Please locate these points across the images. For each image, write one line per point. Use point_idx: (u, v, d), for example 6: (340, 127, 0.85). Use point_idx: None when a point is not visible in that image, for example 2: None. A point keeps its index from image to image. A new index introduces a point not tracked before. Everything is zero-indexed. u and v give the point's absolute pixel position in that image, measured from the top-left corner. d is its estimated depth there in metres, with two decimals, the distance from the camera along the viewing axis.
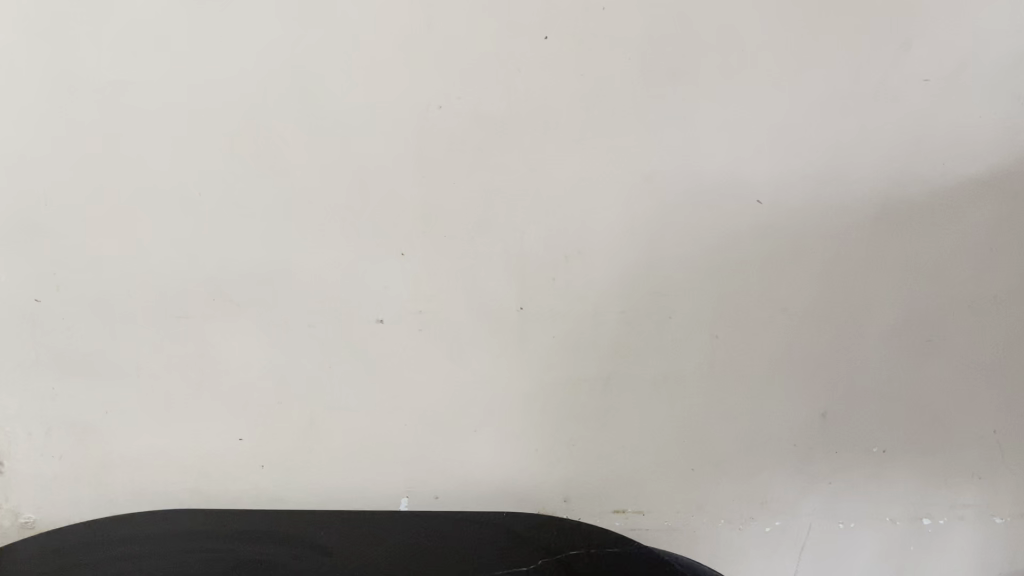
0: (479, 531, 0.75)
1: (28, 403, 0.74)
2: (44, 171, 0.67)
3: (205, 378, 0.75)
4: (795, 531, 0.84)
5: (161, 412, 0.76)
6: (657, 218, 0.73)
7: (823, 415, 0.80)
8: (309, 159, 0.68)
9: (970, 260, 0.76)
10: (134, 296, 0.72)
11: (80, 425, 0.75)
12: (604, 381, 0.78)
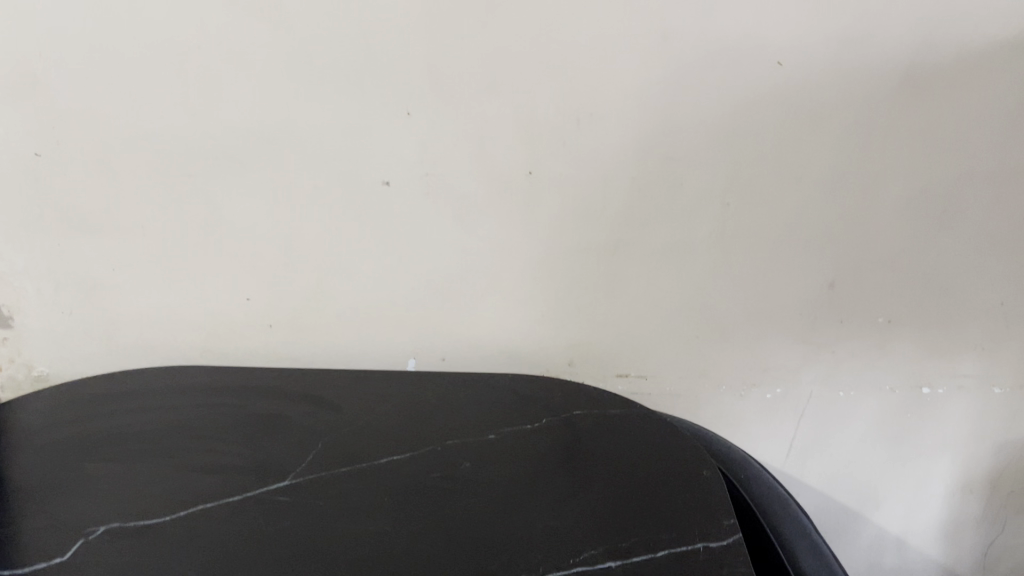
0: (484, 391, 0.76)
1: (35, 259, 0.74)
2: (34, 19, 0.64)
3: (211, 238, 0.75)
4: (794, 398, 0.85)
5: (168, 270, 0.76)
6: (673, 80, 0.70)
7: (830, 285, 0.80)
8: (310, 10, 0.65)
9: (992, 127, 0.74)
10: (135, 152, 0.70)
11: (88, 281, 0.76)
12: (612, 247, 0.77)
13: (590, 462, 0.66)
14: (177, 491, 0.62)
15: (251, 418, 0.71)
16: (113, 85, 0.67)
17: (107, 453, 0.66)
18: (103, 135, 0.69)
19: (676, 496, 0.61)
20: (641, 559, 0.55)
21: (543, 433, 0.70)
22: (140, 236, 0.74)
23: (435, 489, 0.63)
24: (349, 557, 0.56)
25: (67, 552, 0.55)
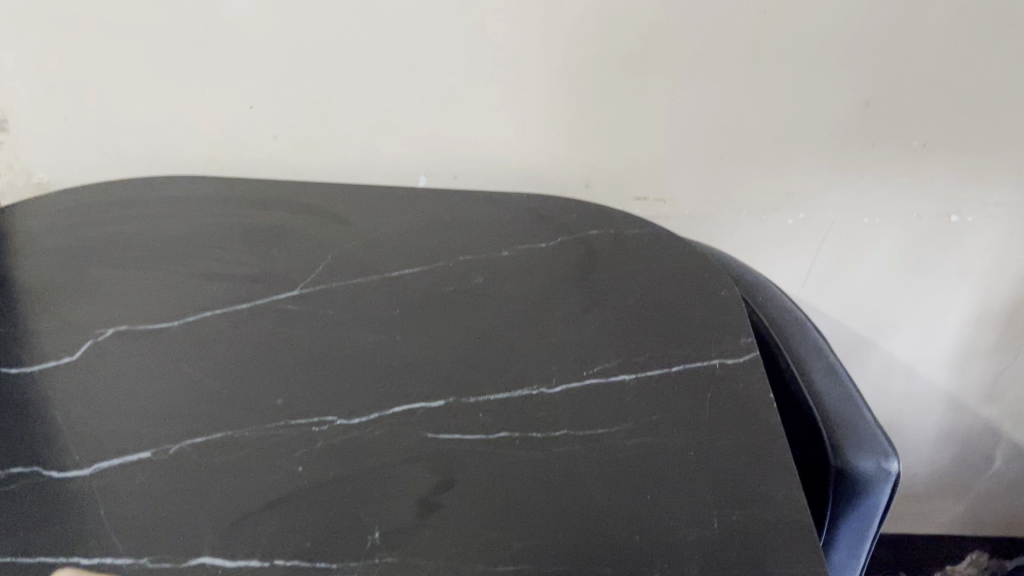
0: (498, 207, 0.74)
1: (25, 57, 0.70)
2: None
3: (209, 39, 0.70)
4: (817, 223, 0.81)
5: (165, 74, 0.72)
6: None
7: (866, 105, 0.74)
8: None
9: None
10: None
11: (82, 84, 0.72)
12: (636, 59, 0.72)
13: (607, 279, 0.64)
14: (184, 297, 0.61)
15: (257, 229, 0.69)
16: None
17: (113, 258, 0.65)
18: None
19: (693, 313, 0.60)
20: (656, 374, 0.54)
21: (557, 250, 0.68)
22: (131, 32, 0.69)
23: (447, 303, 0.62)
24: (360, 365, 0.55)
25: (78, 351, 0.55)
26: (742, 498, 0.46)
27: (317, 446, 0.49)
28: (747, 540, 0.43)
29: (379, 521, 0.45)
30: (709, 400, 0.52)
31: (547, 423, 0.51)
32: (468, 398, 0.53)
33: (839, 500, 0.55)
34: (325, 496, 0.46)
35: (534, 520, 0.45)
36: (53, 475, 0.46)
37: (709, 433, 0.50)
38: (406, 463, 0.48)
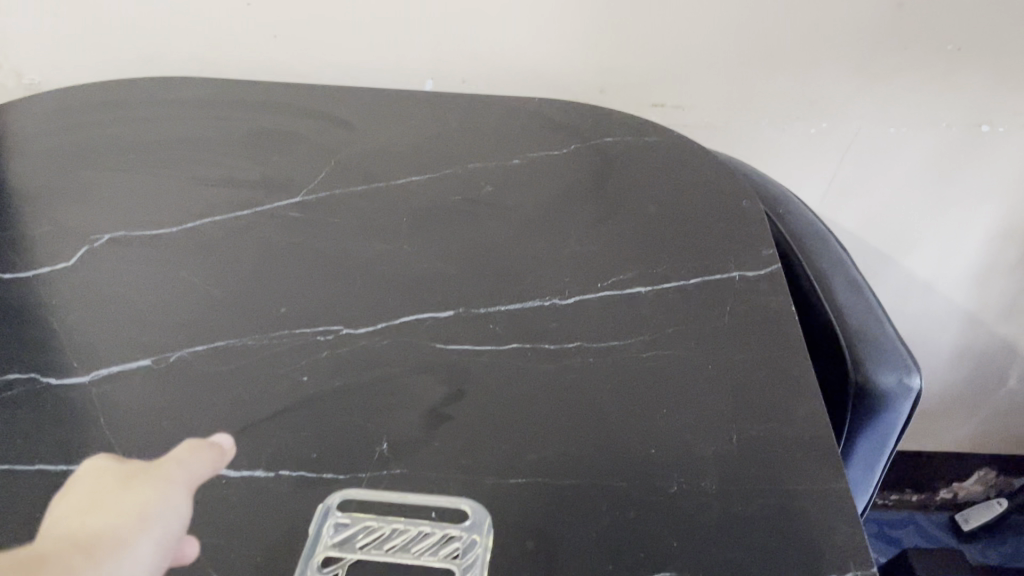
0: (507, 111, 0.70)
1: None
2: None
3: None
4: (841, 134, 0.78)
5: None
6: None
7: (898, 6, 0.69)
8: None
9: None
10: None
11: None
12: None
13: (622, 188, 0.62)
14: (183, 202, 0.59)
15: (257, 133, 0.66)
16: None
17: (108, 161, 0.62)
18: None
19: (712, 224, 0.58)
20: (673, 286, 0.52)
21: (570, 157, 0.65)
22: None
23: (455, 212, 0.59)
24: (366, 274, 0.53)
25: (73, 258, 0.53)
26: (761, 413, 0.44)
27: (322, 357, 0.47)
28: (765, 457, 0.42)
29: (386, 430, 0.44)
30: (728, 312, 0.50)
31: (559, 335, 0.49)
32: (478, 309, 0.51)
33: (857, 416, 0.53)
34: (330, 406, 0.45)
35: (546, 433, 0.44)
36: (53, 381, 0.45)
37: (728, 347, 0.48)
38: (414, 375, 0.47)
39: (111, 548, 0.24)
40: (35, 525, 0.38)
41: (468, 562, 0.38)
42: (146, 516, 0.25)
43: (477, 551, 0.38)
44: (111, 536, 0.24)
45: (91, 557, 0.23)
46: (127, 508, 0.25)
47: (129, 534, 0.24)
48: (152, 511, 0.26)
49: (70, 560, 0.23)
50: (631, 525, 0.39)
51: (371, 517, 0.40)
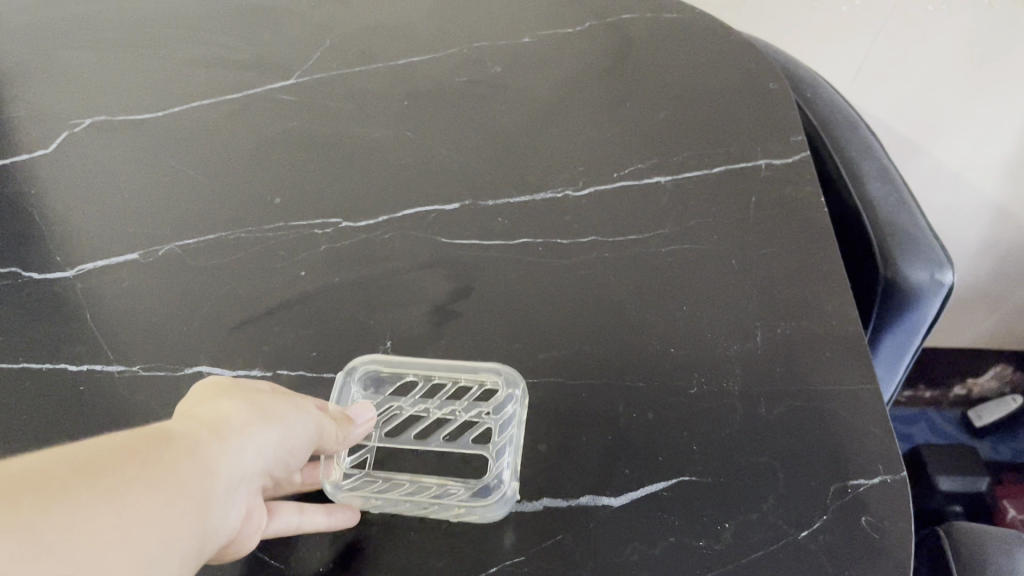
0: None
1: None
2: None
3: None
4: (874, 13, 0.72)
5: None
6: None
7: None
8: None
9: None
10: None
11: None
12: None
13: (641, 70, 0.57)
14: (170, 84, 0.55)
15: (246, 10, 0.61)
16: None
17: (89, 38, 0.58)
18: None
19: (735, 109, 0.54)
20: (695, 176, 0.49)
21: (586, 35, 0.60)
22: None
23: (461, 94, 0.55)
24: (366, 161, 0.50)
25: (53, 144, 0.50)
26: (788, 311, 0.42)
27: (320, 251, 0.45)
28: (789, 357, 0.40)
29: (389, 329, 0.41)
30: (753, 203, 0.47)
31: (572, 229, 0.46)
32: (486, 200, 0.48)
33: (884, 314, 0.51)
34: (330, 302, 0.42)
35: (558, 333, 0.41)
36: (35, 275, 0.43)
37: (753, 239, 0.45)
38: (418, 271, 0.44)
39: (237, 430, 0.28)
40: (23, 427, 0.37)
41: (500, 423, 0.37)
42: (270, 414, 0.30)
43: (509, 409, 0.37)
44: (238, 422, 0.28)
45: (219, 434, 0.27)
46: (256, 404, 0.30)
47: (252, 422, 0.29)
48: (276, 412, 0.30)
49: (201, 434, 0.27)
50: (646, 428, 0.37)
51: (396, 395, 0.39)
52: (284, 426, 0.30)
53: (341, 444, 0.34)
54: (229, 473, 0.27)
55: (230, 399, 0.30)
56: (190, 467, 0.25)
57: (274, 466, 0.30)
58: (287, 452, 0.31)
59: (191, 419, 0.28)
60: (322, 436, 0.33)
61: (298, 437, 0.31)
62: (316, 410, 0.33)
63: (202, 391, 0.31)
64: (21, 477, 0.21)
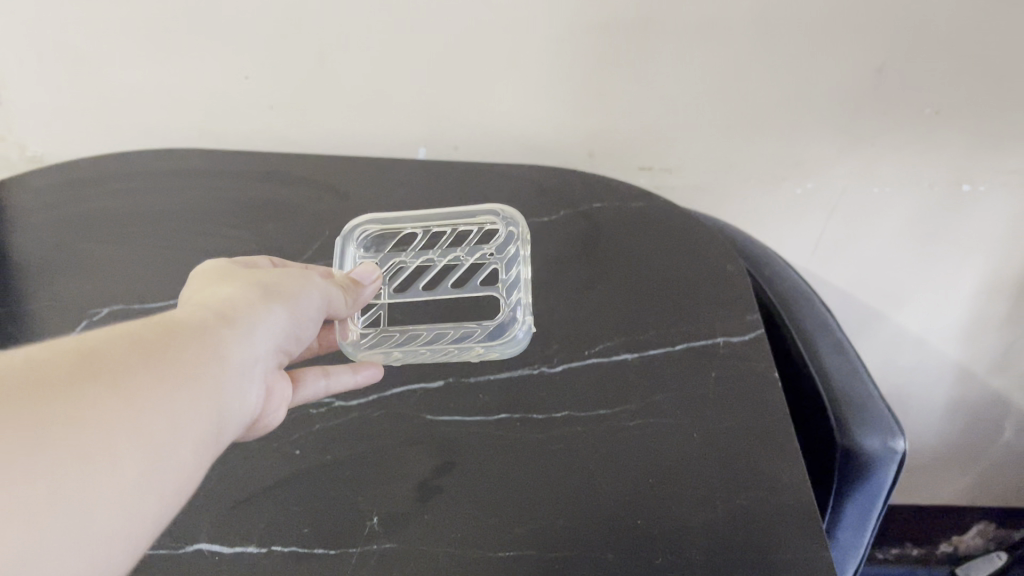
0: (494, 175, 0.71)
1: (16, 26, 0.71)
2: None
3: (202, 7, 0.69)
4: (826, 194, 0.79)
5: (158, 39, 0.72)
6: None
7: (879, 71, 0.70)
8: None
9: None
10: None
11: (75, 52, 0.73)
12: (641, 25, 0.68)
13: (610, 253, 0.63)
14: (181, 274, 0.60)
15: (251, 203, 0.67)
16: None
17: (108, 232, 0.64)
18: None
19: (696, 289, 0.59)
20: (659, 352, 0.54)
21: (561, 224, 0.67)
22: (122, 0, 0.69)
23: None
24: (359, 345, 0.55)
25: (72, 332, 0.55)
26: (747, 480, 0.45)
27: (314, 428, 0.49)
28: (747, 527, 0.43)
29: (377, 504, 0.44)
30: (714, 375, 0.52)
31: (547, 404, 0.50)
32: (468, 378, 0.52)
33: (843, 479, 0.54)
34: (323, 479, 0.46)
35: (532, 504, 0.44)
36: None
37: (715, 411, 0.49)
38: (404, 447, 0.48)
39: (247, 313, 0.38)
40: None
41: (502, 259, 0.57)
42: (269, 300, 0.40)
43: (508, 248, 0.57)
44: (246, 311, 0.38)
45: (232, 319, 0.37)
46: (258, 293, 0.40)
47: (258, 308, 0.39)
48: (275, 296, 0.41)
49: (219, 318, 0.36)
50: None
51: (401, 254, 0.58)
52: (280, 309, 0.40)
53: (354, 303, 0.48)
54: (242, 350, 0.36)
55: (232, 284, 0.40)
56: (204, 339, 0.34)
57: (285, 333, 0.41)
58: (294, 317, 0.41)
59: (207, 306, 0.37)
60: (331, 297, 0.45)
61: (298, 307, 0.42)
62: (310, 276, 0.44)
63: (209, 276, 0.42)
64: (92, 348, 0.30)
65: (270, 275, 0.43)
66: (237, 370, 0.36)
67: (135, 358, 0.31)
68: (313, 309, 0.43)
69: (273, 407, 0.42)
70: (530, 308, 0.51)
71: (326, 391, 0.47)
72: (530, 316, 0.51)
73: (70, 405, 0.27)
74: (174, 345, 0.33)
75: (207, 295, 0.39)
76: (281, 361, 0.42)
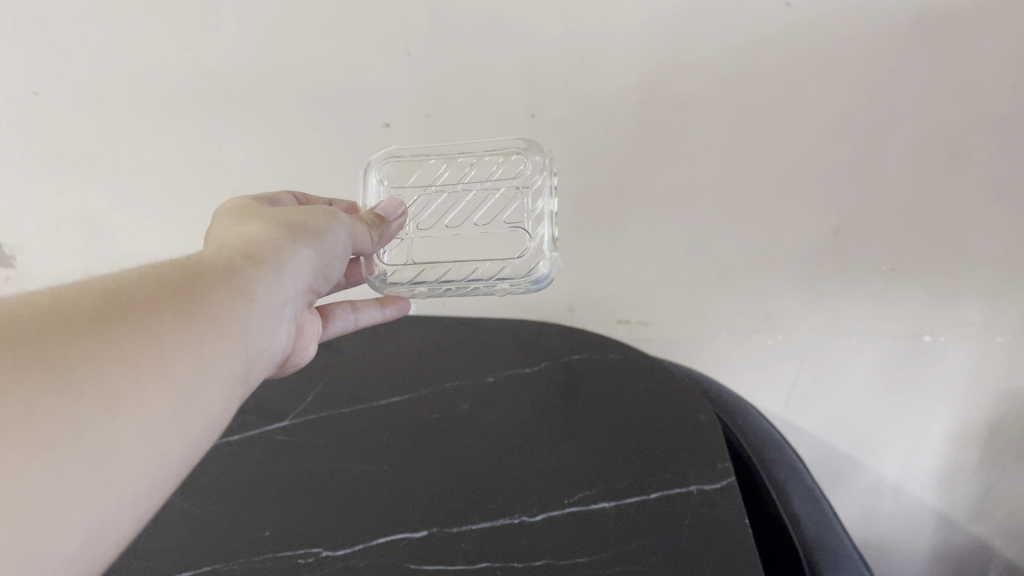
0: (477, 329, 0.82)
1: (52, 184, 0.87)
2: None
3: (210, 163, 0.84)
4: (794, 345, 0.83)
5: (169, 189, 0.87)
6: (666, 8, 0.64)
7: (835, 231, 0.75)
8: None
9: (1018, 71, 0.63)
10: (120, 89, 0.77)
11: (106, 202, 0.89)
12: (616, 189, 0.77)
13: (588, 403, 0.68)
14: None
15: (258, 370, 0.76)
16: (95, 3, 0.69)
17: None
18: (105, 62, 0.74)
19: (669, 438, 0.62)
20: (635, 501, 0.56)
21: (540, 373, 0.73)
22: (139, 163, 0.85)
23: (432, 426, 0.66)
24: (349, 493, 0.58)
25: None
26: None
27: None
28: None
29: None
30: (688, 525, 0.53)
31: (527, 553, 0.51)
32: (451, 527, 0.54)
33: None
34: None
35: None
36: None
37: (687, 562, 0.51)
38: None
39: (277, 254, 0.44)
40: None
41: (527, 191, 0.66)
42: (295, 243, 0.46)
43: (533, 182, 0.65)
44: (277, 253, 0.44)
45: (267, 261, 0.43)
46: (287, 234, 0.46)
47: (286, 249, 0.45)
48: (299, 239, 0.47)
49: (256, 257, 0.43)
50: None
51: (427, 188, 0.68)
52: (303, 252, 0.47)
53: (376, 241, 0.57)
54: (273, 291, 0.43)
55: (258, 221, 0.47)
56: (230, 284, 0.39)
57: (308, 266, 0.48)
58: (306, 255, 0.47)
59: (246, 244, 0.43)
60: (355, 232, 0.53)
61: (324, 244, 0.49)
62: (321, 214, 0.50)
63: (237, 212, 0.48)
64: (155, 283, 0.35)
65: (284, 218, 0.48)
66: (259, 310, 0.41)
67: (190, 291, 0.36)
68: (332, 248, 0.51)
69: (303, 345, 0.55)
70: (556, 244, 0.61)
71: (355, 323, 0.63)
72: (556, 254, 0.60)
73: (145, 332, 0.32)
74: (209, 284, 0.38)
75: (239, 234, 0.45)
76: (307, 290, 0.51)
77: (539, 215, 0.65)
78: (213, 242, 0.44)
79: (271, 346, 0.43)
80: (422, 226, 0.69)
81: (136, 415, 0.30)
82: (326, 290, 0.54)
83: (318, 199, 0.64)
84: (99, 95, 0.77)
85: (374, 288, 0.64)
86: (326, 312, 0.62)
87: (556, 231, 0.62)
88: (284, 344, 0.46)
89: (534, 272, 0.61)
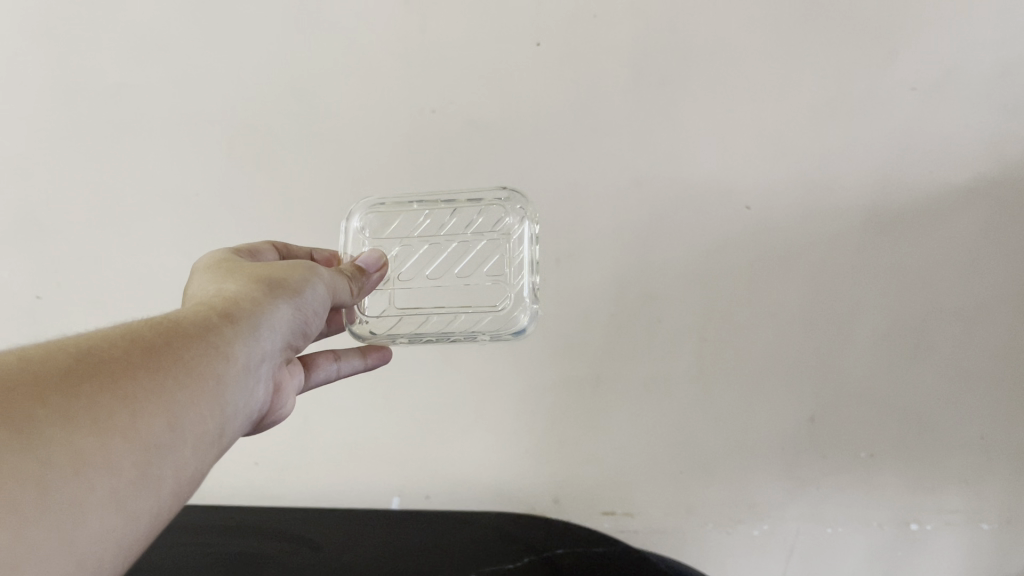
0: (456, 526, 0.81)
1: None
2: (56, 177, 0.79)
3: None
4: (781, 538, 0.78)
5: None
6: (636, 211, 0.73)
7: (811, 420, 0.76)
8: (308, 177, 0.76)
9: (964, 261, 0.69)
10: (119, 289, 0.82)
11: None
12: (593, 382, 0.79)
13: None
14: None
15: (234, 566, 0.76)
16: (133, 203, 0.79)
17: None
18: (123, 261, 0.81)
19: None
20: None
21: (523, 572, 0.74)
22: None
23: None
24: None
25: None
26: None
27: None
28: None
29: None
30: None
31: None
32: None
33: None
34: None
35: None
36: None
37: None
38: None
39: (259, 310, 0.45)
40: None
41: (511, 239, 0.66)
42: (277, 299, 0.47)
43: (517, 231, 0.66)
44: (260, 311, 0.45)
45: (247, 318, 0.44)
46: (267, 292, 0.47)
47: (268, 306, 0.46)
48: (281, 296, 0.48)
49: (236, 314, 0.43)
50: None
51: (409, 238, 0.68)
52: (286, 310, 0.48)
53: (358, 294, 0.58)
54: (254, 349, 0.43)
55: (237, 280, 0.48)
56: (206, 340, 0.39)
57: (290, 324, 0.48)
58: (284, 312, 0.47)
59: (226, 302, 0.44)
60: (335, 285, 0.55)
61: (306, 301, 0.50)
62: (297, 273, 0.51)
63: (218, 271, 0.50)
64: (124, 345, 0.36)
65: (266, 274, 0.49)
66: (237, 367, 0.41)
67: (160, 348, 0.37)
68: (315, 305, 0.52)
69: (285, 400, 0.55)
70: (536, 293, 0.62)
71: (337, 373, 0.63)
72: (535, 304, 0.62)
73: (110, 391, 0.33)
74: (182, 342, 0.38)
75: (218, 294, 0.45)
76: (293, 348, 0.51)
77: (520, 263, 0.65)
78: (193, 301, 0.45)
79: (249, 404, 0.43)
80: (403, 276, 0.68)
81: (102, 473, 0.31)
82: (306, 347, 0.53)
83: (301, 249, 0.67)
84: (103, 297, 0.83)
85: (353, 336, 0.65)
86: (311, 359, 0.61)
87: (537, 278, 0.63)
88: (261, 402, 0.46)
89: (512, 325, 0.62)
